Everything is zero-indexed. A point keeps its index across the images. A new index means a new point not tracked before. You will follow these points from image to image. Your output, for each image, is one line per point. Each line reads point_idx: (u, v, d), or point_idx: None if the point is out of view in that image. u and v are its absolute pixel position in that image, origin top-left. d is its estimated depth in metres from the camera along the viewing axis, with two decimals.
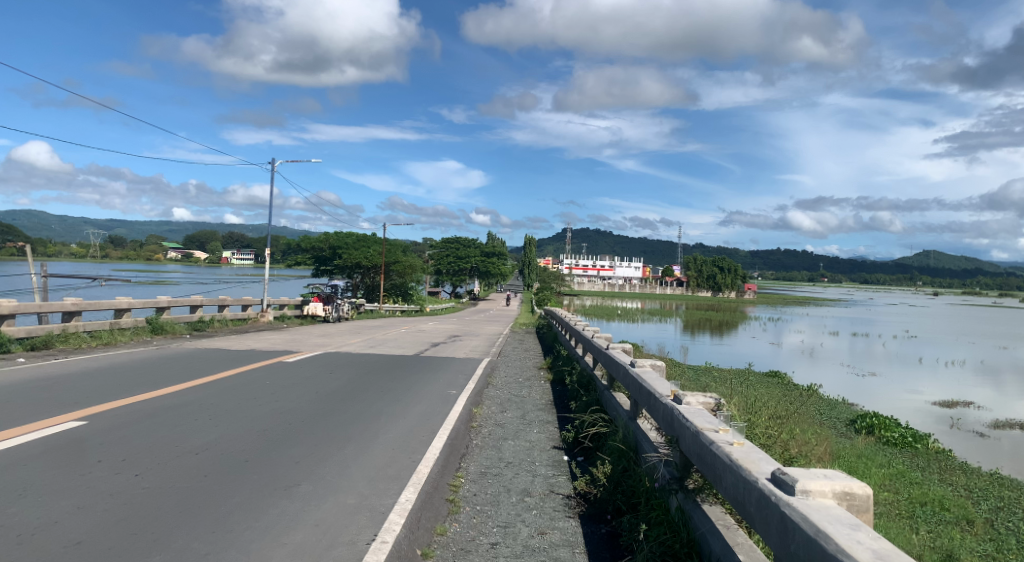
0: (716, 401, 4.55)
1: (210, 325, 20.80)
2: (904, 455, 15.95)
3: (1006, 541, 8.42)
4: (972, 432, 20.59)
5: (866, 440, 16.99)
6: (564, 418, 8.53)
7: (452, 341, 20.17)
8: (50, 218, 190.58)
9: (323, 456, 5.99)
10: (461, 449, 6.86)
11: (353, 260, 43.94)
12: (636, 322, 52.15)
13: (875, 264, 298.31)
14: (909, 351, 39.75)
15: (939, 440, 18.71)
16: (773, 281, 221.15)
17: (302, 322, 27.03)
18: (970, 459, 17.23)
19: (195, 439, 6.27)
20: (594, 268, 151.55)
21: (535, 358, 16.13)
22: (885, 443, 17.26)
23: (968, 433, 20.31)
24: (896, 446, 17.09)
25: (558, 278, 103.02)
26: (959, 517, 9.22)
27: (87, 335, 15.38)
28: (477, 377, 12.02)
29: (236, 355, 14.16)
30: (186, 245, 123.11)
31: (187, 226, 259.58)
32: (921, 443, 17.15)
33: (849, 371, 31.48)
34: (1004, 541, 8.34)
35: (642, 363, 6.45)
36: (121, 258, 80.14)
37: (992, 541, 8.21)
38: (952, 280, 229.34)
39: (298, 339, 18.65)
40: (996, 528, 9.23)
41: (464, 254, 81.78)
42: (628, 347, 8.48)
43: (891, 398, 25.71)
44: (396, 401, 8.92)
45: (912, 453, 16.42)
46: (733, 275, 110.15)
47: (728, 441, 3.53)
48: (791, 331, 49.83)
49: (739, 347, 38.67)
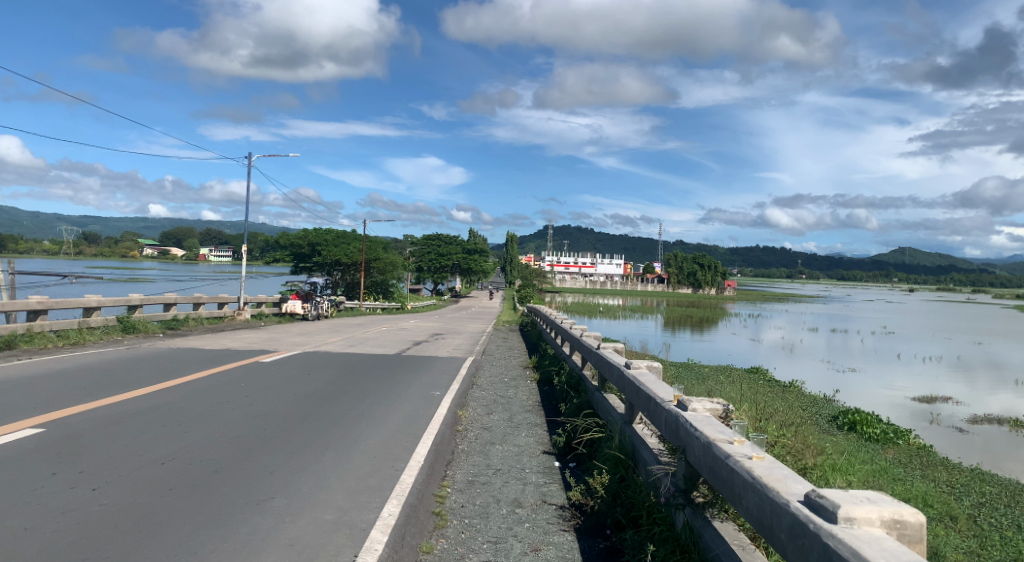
0: (724, 407, 4.25)
1: (184, 323, 20.21)
2: (886, 451, 15.86)
3: (990, 536, 8.21)
4: (951, 427, 20.66)
5: (848, 436, 16.90)
6: (553, 421, 8.20)
7: (433, 340, 19.75)
8: (22, 215, 186.42)
9: (302, 465, 5.61)
10: (446, 455, 6.49)
11: (333, 257, 43.30)
12: (617, 319, 52.06)
13: (851, 261, 302.00)
14: (886, 347, 40.08)
15: (919, 436, 18.67)
16: (751, 278, 223.14)
17: (280, 321, 26.45)
18: (950, 454, 17.23)
19: (163, 446, 5.85)
20: (576, 266, 151.70)
21: (519, 357, 15.81)
22: (867, 439, 17.18)
23: (947, 428, 20.31)
24: (878, 442, 16.99)
25: (539, 275, 102.82)
26: (943, 513, 9.04)
27: (54, 335, 14.77)
28: (461, 377, 11.66)
29: (211, 355, 13.64)
30: (163, 243, 121.49)
31: (164, 223, 255.78)
32: (902, 439, 17.10)
33: (828, 367, 31.55)
34: (988, 537, 8.13)
35: (638, 363, 6.14)
36: (95, 255, 78.59)
37: (977, 538, 7.99)
38: (926, 277, 232.68)
39: (275, 338, 18.17)
40: (979, 524, 9.05)
41: (445, 251, 81.23)
42: (620, 346, 8.17)
43: (870, 393, 25.78)
44: (379, 403, 8.53)
45: (894, 449, 16.34)
46: (713, 272, 110.73)
47: (745, 454, 3.24)
48: (770, 327, 50.07)
49: (720, 343, 38.68)
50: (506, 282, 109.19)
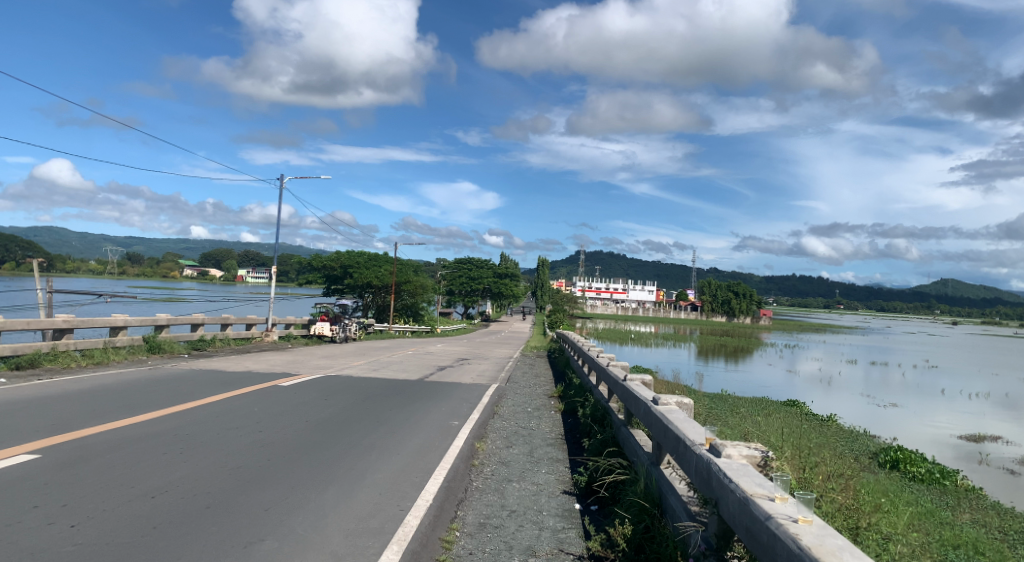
0: (763, 454, 3.73)
1: (211, 344, 20.17)
2: (931, 492, 14.89)
3: None
4: (1001, 468, 19.45)
5: (891, 475, 15.94)
6: (575, 457, 7.70)
7: (459, 365, 19.36)
8: (69, 236, 193.04)
9: (300, 501, 5.24)
10: (458, 493, 6.04)
11: (364, 279, 43.39)
12: (649, 346, 51.04)
13: (891, 292, 294.24)
14: (928, 381, 38.42)
15: (967, 476, 17.57)
16: (787, 307, 218.93)
17: (308, 342, 26.36)
18: (1001, 498, 16.15)
19: (159, 477, 5.53)
20: (607, 292, 150.64)
21: (546, 385, 15.33)
22: (910, 480, 16.18)
23: (997, 469, 19.12)
24: (923, 482, 15.99)
25: (570, 301, 102.07)
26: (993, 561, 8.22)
27: (79, 354, 14.76)
28: (483, 406, 11.18)
29: (233, 377, 13.49)
30: (203, 264, 124.14)
31: (203, 243, 261.51)
32: (949, 480, 16.07)
33: (868, 401, 30.30)
34: None
35: (667, 399, 5.64)
36: (138, 275, 80.44)
37: None
38: (969, 310, 225.07)
39: (299, 361, 17.97)
40: None
41: (477, 275, 81.28)
42: (648, 378, 7.63)
43: (912, 429, 24.59)
44: (392, 433, 8.15)
45: (940, 490, 15.36)
46: (748, 300, 108.77)
47: (790, 515, 2.73)
48: (807, 359, 48.58)
49: (754, 374, 37.45)
50: (538, 306, 108.50)
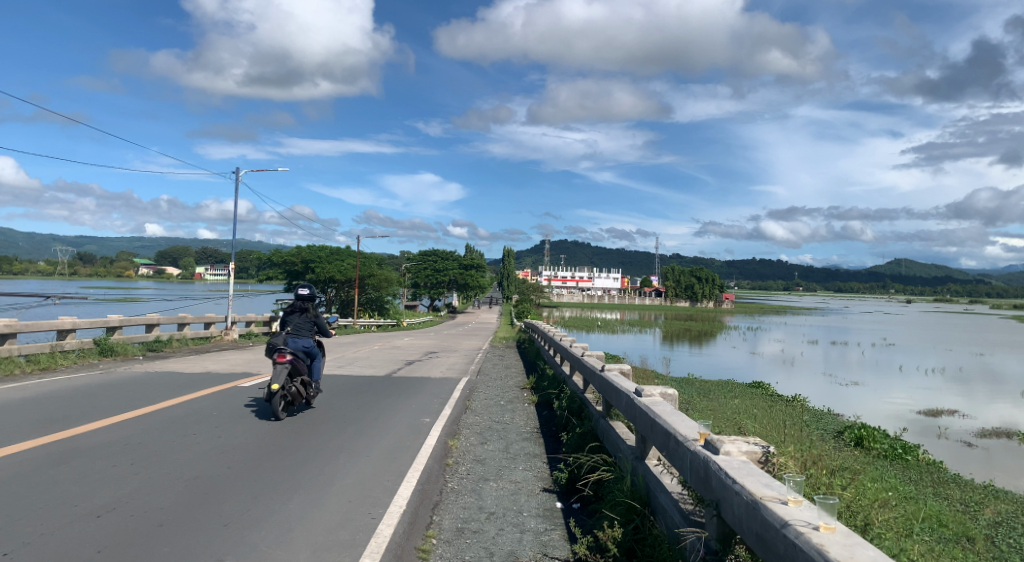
0: (765, 450, 3.48)
1: (168, 345, 19.39)
2: (895, 467, 15.07)
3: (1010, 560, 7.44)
4: (959, 441, 19.84)
5: (855, 451, 16.10)
6: (553, 453, 7.43)
7: (427, 359, 18.98)
8: (18, 236, 186.25)
9: (264, 513, 4.85)
10: (432, 497, 5.72)
11: (327, 274, 42.54)
12: (614, 333, 51.29)
13: (848, 273, 301.65)
14: (885, 359, 39.28)
15: (927, 451, 17.86)
16: (748, 291, 223.01)
17: (270, 340, 25.63)
18: (961, 470, 16.45)
19: (107, 492, 5.09)
20: (573, 280, 151.36)
21: (516, 376, 15.07)
22: (874, 456, 16.37)
23: (955, 442, 19.51)
24: (887, 458, 16.16)
25: (536, 290, 102.17)
26: (959, 533, 8.21)
27: (24, 359, 14.00)
28: (454, 401, 10.85)
29: (192, 379, 12.95)
30: (159, 262, 121.04)
31: (159, 241, 254.56)
32: (911, 455, 16.31)
33: (829, 380, 30.81)
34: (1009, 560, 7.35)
35: (651, 390, 5.37)
36: (91, 275, 77.77)
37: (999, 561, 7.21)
38: (921, 289, 232.01)
39: (261, 360, 17.37)
40: (998, 546, 8.23)
41: (442, 267, 80.62)
42: (626, 367, 7.39)
43: (873, 405, 25.01)
44: (361, 433, 7.80)
45: (903, 465, 15.56)
46: (711, 285, 110.27)
47: (810, 522, 2.47)
48: (769, 340, 49.30)
49: (719, 357, 37.80)
50: (503, 296, 108.29)
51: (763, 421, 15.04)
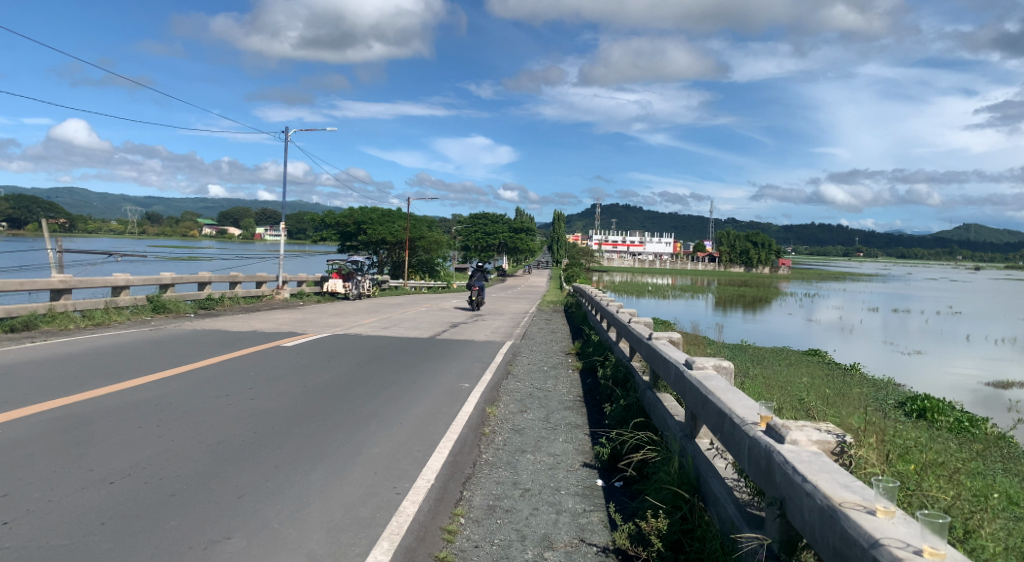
0: (840, 439, 2.93)
1: (219, 303, 19.60)
2: (961, 441, 14.10)
3: None
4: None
5: (917, 424, 15.14)
6: (597, 425, 6.98)
7: (472, 321, 18.70)
8: (90, 197, 193.95)
9: (284, 485, 4.62)
10: (464, 470, 5.36)
11: (377, 236, 42.64)
12: (666, 298, 50.20)
13: (914, 238, 288.48)
14: (950, 327, 37.29)
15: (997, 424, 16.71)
16: (806, 256, 215.92)
17: (320, 300, 25.77)
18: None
19: (126, 456, 4.91)
20: (624, 244, 149.12)
21: (562, 341, 14.66)
22: (938, 428, 15.38)
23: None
24: (951, 431, 15.12)
25: (587, 253, 100.89)
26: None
27: (79, 315, 14.25)
28: (496, 365, 10.50)
29: (237, 337, 12.94)
30: (220, 222, 124.36)
31: (221, 203, 261.55)
32: (978, 428, 15.26)
33: (890, 349, 29.34)
34: None
35: (703, 362, 4.85)
36: (157, 235, 80.28)
37: None
38: (993, 255, 219.99)
39: (308, 319, 17.38)
40: None
41: (492, 231, 80.24)
42: (676, 335, 6.84)
43: (935, 376, 23.68)
44: (395, 398, 7.52)
45: (969, 438, 14.56)
46: (767, 250, 106.79)
47: (909, 544, 1.97)
48: (827, 307, 47.42)
49: (773, 324, 36.52)
50: (554, 260, 107.50)
51: (817, 393, 14.24)
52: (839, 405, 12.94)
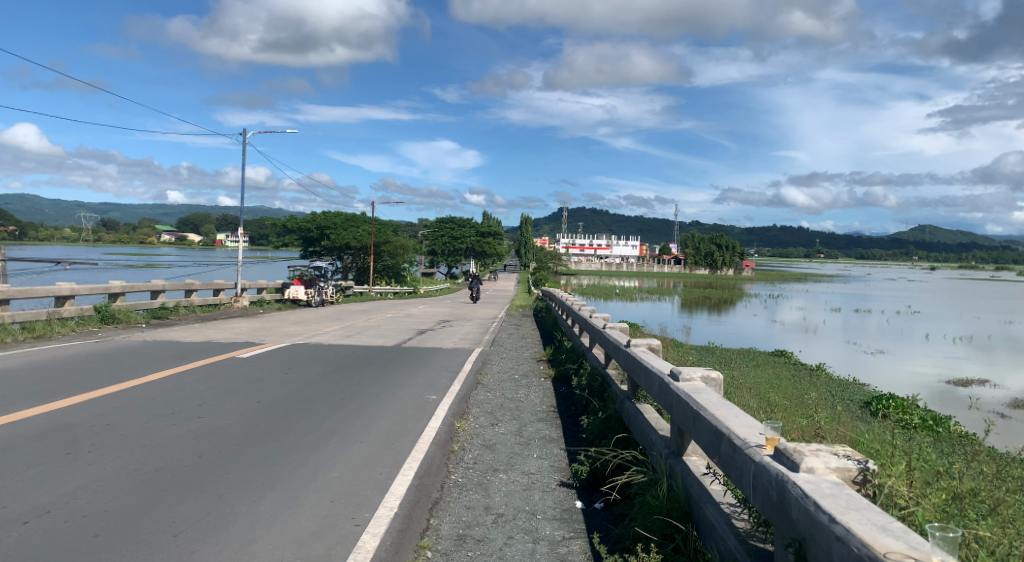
0: (862, 466, 2.56)
1: (174, 312, 18.77)
2: (925, 439, 14.02)
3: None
4: (992, 412, 18.64)
5: (884, 423, 15.08)
6: (573, 439, 6.56)
7: (440, 328, 18.19)
8: (43, 203, 187.72)
9: (229, 517, 4.11)
10: (431, 494, 4.90)
11: (342, 241, 41.77)
12: (633, 301, 50.19)
13: (872, 239, 295.27)
14: (909, 327, 37.88)
15: (959, 422, 16.76)
16: (768, 258, 219.51)
17: (281, 307, 24.98)
18: (996, 442, 15.35)
19: (45, 491, 4.32)
20: (591, 247, 149.65)
21: (532, 348, 14.26)
22: (903, 427, 15.33)
23: (989, 414, 18.36)
24: (918, 429, 15.07)
25: (554, 257, 100.87)
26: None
27: (19, 327, 13.39)
28: (465, 374, 10.04)
29: (190, 348, 12.24)
30: (180, 228, 121.72)
31: (180, 209, 255.51)
32: (942, 426, 15.22)
33: (853, 348, 29.59)
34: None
35: (690, 373, 4.48)
36: (114, 242, 77.84)
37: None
38: (946, 255, 226.32)
39: (268, 328, 16.67)
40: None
41: (459, 234, 79.61)
42: (655, 341, 6.46)
43: (895, 374, 23.89)
44: (356, 413, 7.02)
45: (934, 436, 14.52)
46: (731, 252, 108.02)
47: None
48: (790, 308, 47.99)
49: (739, 325, 36.68)
50: (522, 264, 107.17)
51: (785, 394, 14.08)
52: (809, 405, 12.72)
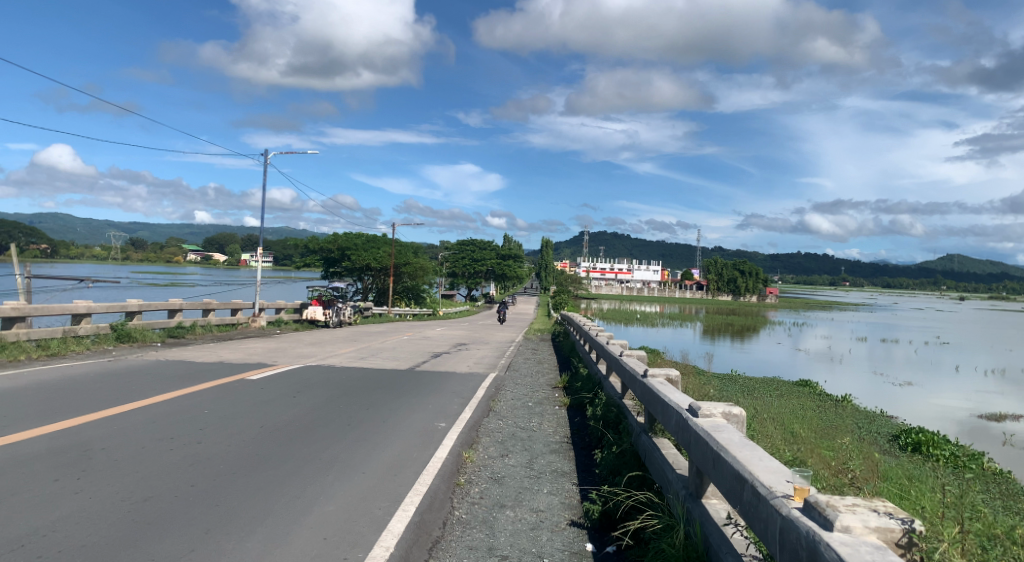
0: (908, 527, 2.24)
1: (191, 331, 18.74)
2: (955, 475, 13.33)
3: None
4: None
5: (912, 459, 14.42)
6: (586, 474, 6.23)
7: (456, 351, 17.94)
8: (75, 221, 191.78)
9: (212, 556, 3.85)
10: (431, 532, 4.61)
11: (362, 262, 41.85)
12: (654, 326, 49.55)
13: (899, 268, 290.40)
14: (938, 358, 36.81)
15: (991, 458, 16.02)
16: (792, 285, 216.73)
17: (298, 327, 24.91)
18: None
19: (24, 522, 4.12)
20: (612, 272, 149.05)
21: (548, 374, 13.93)
22: (933, 462, 14.65)
23: (1022, 450, 17.53)
24: (948, 465, 14.39)
25: (574, 281, 100.42)
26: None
27: (34, 344, 13.39)
28: (477, 401, 9.74)
29: (201, 368, 12.12)
30: (207, 248, 123.29)
31: (206, 229, 259.52)
32: (974, 463, 14.50)
33: (880, 379, 28.74)
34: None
35: (710, 409, 4.16)
36: (142, 260, 79.03)
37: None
38: (976, 285, 221.52)
39: (282, 349, 16.52)
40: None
41: (480, 257, 79.60)
42: (673, 372, 6.12)
43: (924, 407, 23.08)
44: (361, 441, 6.77)
45: (965, 472, 13.81)
46: (754, 278, 106.72)
47: None
48: (814, 336, 46.93)
49: (761, 353, 35.91)
50: (542, 288, 106.84)
51: (808, 426, 13.54)
52: (833, 437, 12.20)
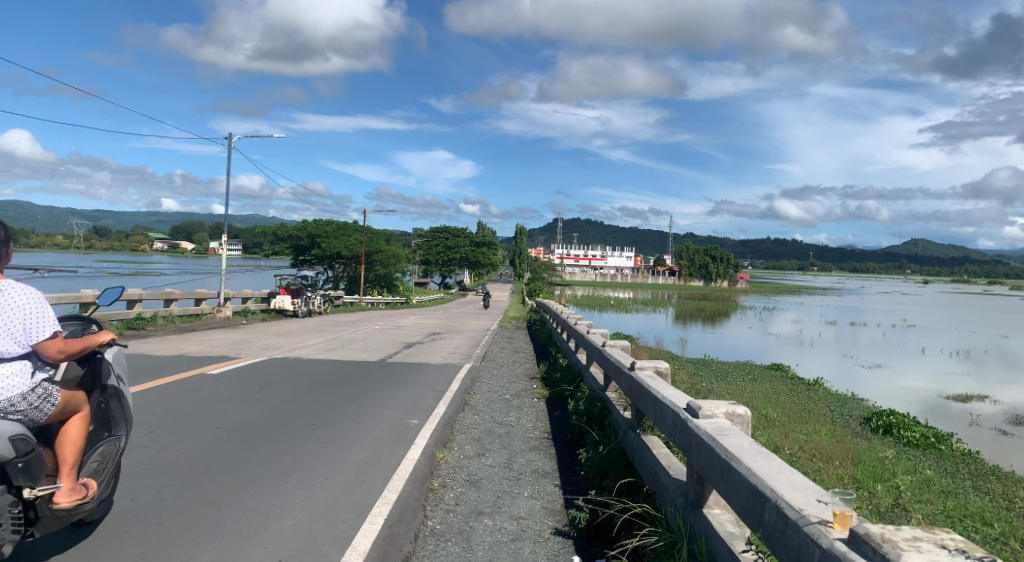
0: None
1: (151, 322, 17.89)
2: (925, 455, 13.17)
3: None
4: (993, 429, 17.82)
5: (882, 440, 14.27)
6: (569, 475, 5.79)
7: (428, 341, 17.38)
8: (37, 209, 186.30)
9: None
10: (401, 547, 4.12)
11: (332, 249, 40.92)
12: (627, 312, 49.42)
13: (865, 253, 295.57)
14: (904, 340, 37.19)
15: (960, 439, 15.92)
16: (762, 270, 219.37)
17: (266, 317, 24.13)
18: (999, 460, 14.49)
19: None
20: (586, 259, 149.11)
21: (523, 364, 13.46)
22: (903, 444, 14.51)
23: (989, 431, 17.49)
24: (919, 448, 14.23)
25: (548, 268, 100.22)
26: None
27: None
28: (451, 394, 9.24)
29: (158, 362, 11.44)
30: (174, 235, 120.35)
31: (174, 217, 253.90)
32: (945, 444, 14.37)
33: (850, 361, 28.82)
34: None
35: (711, 409, 3.73)
36: (106, 249, 76.79)
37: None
38: (940, 268, 226.39)
39: (247, 340, 15.82)
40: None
41: (453, 245, 78.76)
42: (662, 364, 5.69)
43: (892, 389, 23.11)
44: (326, 443, 6.23)
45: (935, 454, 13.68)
46: (725, 264, 107.36)
47: None
48: (784, 320, 47.18)
49: (733, 338, 35.93)
50: (516, 275, 106.44)
51: (781, 410, 13.31)
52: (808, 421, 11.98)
